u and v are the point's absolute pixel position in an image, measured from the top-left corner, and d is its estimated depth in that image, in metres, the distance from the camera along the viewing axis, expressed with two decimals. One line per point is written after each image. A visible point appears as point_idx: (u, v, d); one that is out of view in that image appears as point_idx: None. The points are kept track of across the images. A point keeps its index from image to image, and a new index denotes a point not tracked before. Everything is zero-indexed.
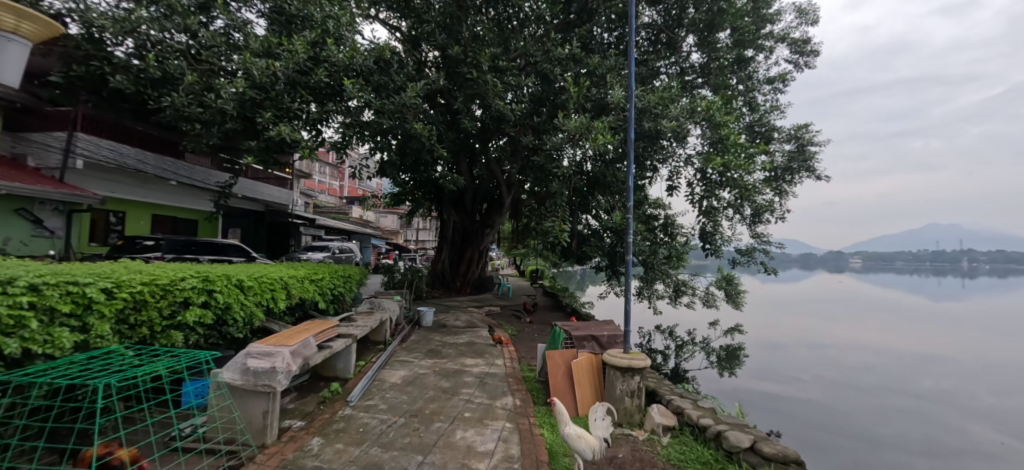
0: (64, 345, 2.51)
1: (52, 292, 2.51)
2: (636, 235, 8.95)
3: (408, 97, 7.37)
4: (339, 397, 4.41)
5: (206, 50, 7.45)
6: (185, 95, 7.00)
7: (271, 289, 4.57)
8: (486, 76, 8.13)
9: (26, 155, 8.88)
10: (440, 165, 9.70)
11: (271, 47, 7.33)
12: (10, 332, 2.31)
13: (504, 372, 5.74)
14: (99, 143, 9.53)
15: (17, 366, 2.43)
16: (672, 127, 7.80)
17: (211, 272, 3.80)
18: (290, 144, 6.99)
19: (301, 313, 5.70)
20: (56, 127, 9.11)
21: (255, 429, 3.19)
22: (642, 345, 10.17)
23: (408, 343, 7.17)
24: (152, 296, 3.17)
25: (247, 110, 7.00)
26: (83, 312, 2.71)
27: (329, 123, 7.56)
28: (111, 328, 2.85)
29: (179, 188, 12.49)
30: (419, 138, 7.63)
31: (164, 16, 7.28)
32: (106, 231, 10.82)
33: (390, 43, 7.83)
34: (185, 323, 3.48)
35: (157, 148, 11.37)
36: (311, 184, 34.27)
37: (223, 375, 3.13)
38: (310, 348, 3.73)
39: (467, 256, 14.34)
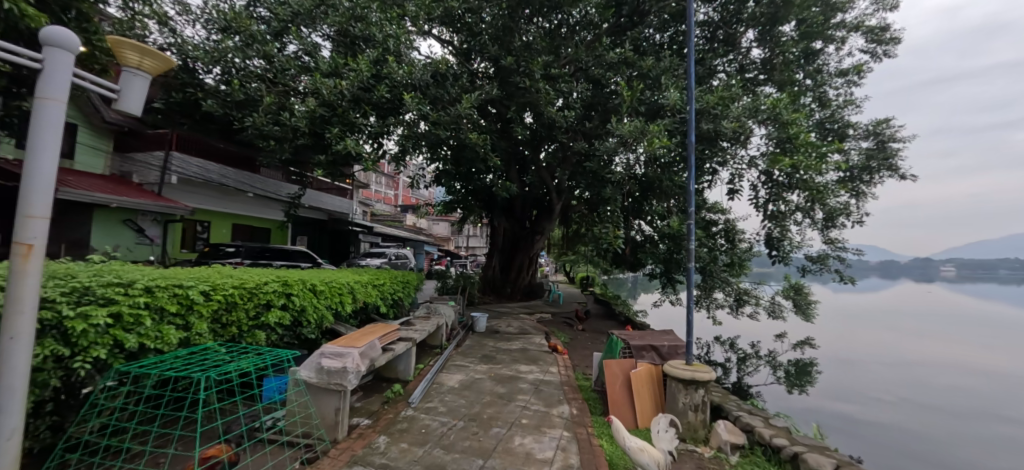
0: (170, 341, 2.83)
1: (162, 293, 2.85)
2: (695, 241, 8.60)
3: (462, 109, 7.61)
4: (402, 398, 4.60)
5: (281, 73, 8.16)
6: (263, 114, 7.68)
7: (340, 293, 4.85)
8: (539, 84, 8.23)
9: (132, 173, 10.19)
10: (492, 173, 9.90)
11: (337, 67, 7.85)
12: (130, 329, 2.65)
13: (560, 379, 5.71)
14: (190, 161, 10.72)
15: (134, 359, 2.76)
16: (733, 128, 7.43)
17: (288, 277, 4.12)
18: (354, 157, 7.45)
19: (365, 316, 6.00)
20: (154, 147, 10.36)
21: (328, 425, 3.39)
22: (701, 357, 9.72)
23: (463, 348, 7.33)
24: (241, 298, 3.50)
25: (317, 126, 7.54)
26: (186, 312, 3.03)
27: (389, 136, 7.95)
28: (207, 326, 3.17)
29: (256, 199, 13.69)
30: (473, 147, 7.83)
31: (246, 45, 8.08)
32: (196, 238, 11.99)
33: (445, 57, 8.11)
34: (267, 323, 3.79)
35: (236, 163, 12.54)
36: (369, 194, 36.10)
37: (300, 373, 3.36)
38: (376, 350, 3.92)
39: (517, 263, 14.45)
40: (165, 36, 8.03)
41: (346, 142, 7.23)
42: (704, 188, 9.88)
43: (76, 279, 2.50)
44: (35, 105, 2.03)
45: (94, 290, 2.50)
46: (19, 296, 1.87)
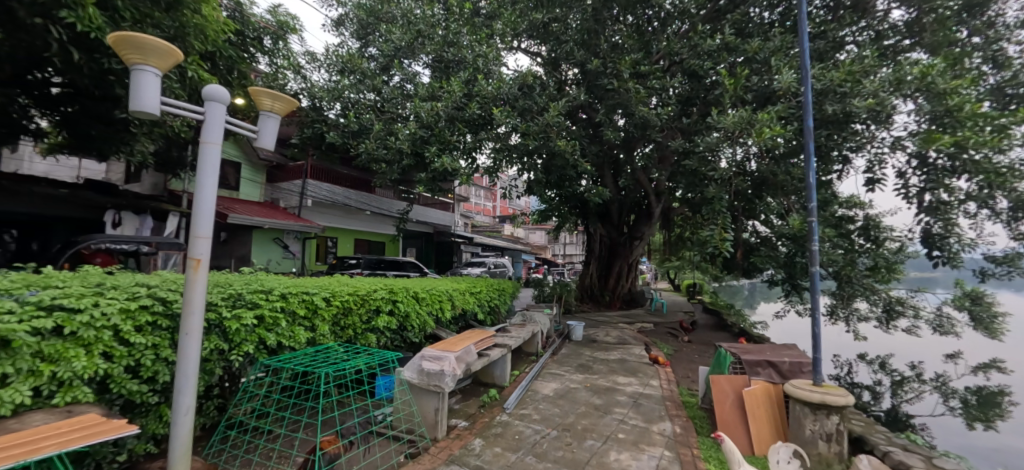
0: (300, 340, 3.29)
1: (294, 299, 3.32)
2: (824, 242, 7.50)
3: (551, 117, 7.67)
4: (498, 403, 4.74)
5: (388, 102, 9.09)
6: (374, 141, 8.61)
7: (440, 300, 5.18)
8: (630, 82, 7.96)
9: (278, 199, 12.26)
10: (585, 180, 9.77)
11: (434, 91, 8.49)
12: (271, 328, 3.14)
13: (661, 393, 5.38)
14: (321, 187, 12.64)
15: (274, 354, 3.24)
16: (867, 107, 6.35)
17: (395, 285, 4.52)
18: (452, 173, 7.96)
19: (464, 322, 6.31)
20: (293, 177, 12.40)
21: (429, 423, 3.62)
22: (840, 378, 8.37)
23: (559, 356, 7.30)
24: (356, 304, 3.93)
25: (418, 146, 8.21)
26: (312, 315, 3.50)
27: (482, 150, 8.32)
28: (329, 328, 3.61)
29: (372, 216, 15.29)
30: (564, 155, 7.82)
31: (360, 82, 9.17)
32: (327, 252, 13.67)
33: (532, 69, 8.28)
34: (378, 326, 4.19)
35: (355, 186, 14.39)
36: (468, 207, 38.11)
37: (405, 373, 3.65)
38: (472, 355, 4.09)
39: (616, 270, 14.07)
40: (298, 82, 9.48)
41: (443, 159, 7.75)
42: (832, 180, 8.61)
43: (232, 286, 3.04)
44: (200, 148, 2.53)
45: (244, 296, 3.02)
46: (190, 299, 2.32)
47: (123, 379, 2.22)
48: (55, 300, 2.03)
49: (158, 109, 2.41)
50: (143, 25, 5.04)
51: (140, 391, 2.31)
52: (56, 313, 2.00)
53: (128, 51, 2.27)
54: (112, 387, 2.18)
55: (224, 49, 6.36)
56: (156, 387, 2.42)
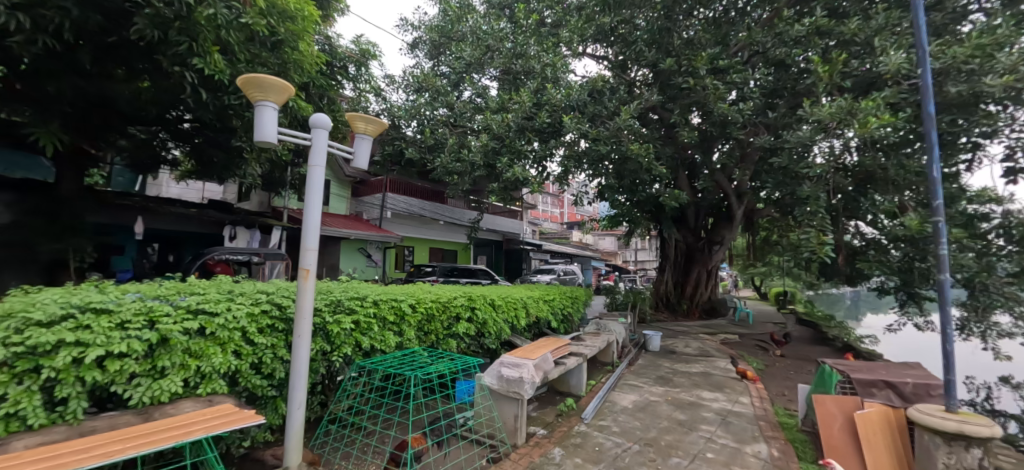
0: (389, 344, 3.52)
1: (384, 305, 3.57)
2: (949, 244, 6.47)
3: (622, 121, 7.50)
4: (575, 412, 4.69)
5: (460, 117, 9.47)
6: (448, 154, 9.01)
7: (515, 308, 5.25)
8: (708, 79, 7.53)
9: (362, 212, 13.31)
10: (659, 183, 9.40)
11: (504, 102, 8.70)
12: (365, 333, 3.40)
13: (753, 412, 4.96)
14: (399, 199, 13.53)
15: (368, 356, 3.50)
16: (1004, 85, 5.43)
17: (473, 293, 4.68)
18: (522, 182, 8.08)
19: (538, 330, 6.33)
20: (375, 191, 13.44)
21: (509, 429, 3.68)
22: (977, 405, 7.13)
23: (636, 367, 7.04)
24: (438, 311, 4.12)
25: (490, 157, 8.44)
26: (400, 321, 3.73)
27: (552, 158, 8.35)
28: (415, 333, 3.82)
29: (446, 226, 15.99)
30: (637, 158, 7.58)
31: (434, 99, 9.67)
32: (405, 261, 14.51)
33: (602, 73, 8.16)
34: (458, 333, 4.35)
35: (429, 197, 15.19)
36: (536, 214, 38.32)
37: (485, 379, 3.75)
38: (549, 363, 4.09)
39: (693, 278, 13.29)
40: (380, 103, 10.23)
41: (515, 169, 7.90)
42: (958, 172, 7.44)
43: (333, 293, 3.34)
44: (308, 170, 2.84)
45: (343, 302, 3.30)
46: (301, 305, 2.58)
47: (249, 374, 2.54)
48: (199, 304, 2.37)
49: (275, 138, 2.75)
50: (253, 64, 5.76)
51: (262, 385, 2.62)
52: (200, 316, 2.34)
53: (252, 90, 2.62)
54: (241, 381, 2.50)
55: (317, 79, 7.07)
56: (274, 382, 2.72)
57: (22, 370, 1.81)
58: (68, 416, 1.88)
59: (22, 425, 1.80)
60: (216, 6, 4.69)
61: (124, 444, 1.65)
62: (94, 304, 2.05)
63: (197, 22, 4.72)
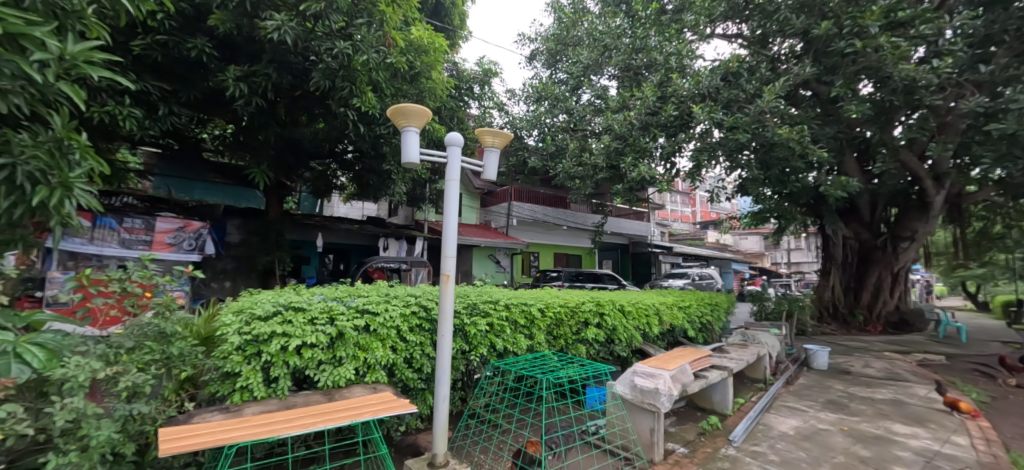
0: (521, 346, 3.67)
1: (515, 309, 3.73)
2: None
3: (766, 103, 6.60)
4: (721, 432, 4.25)
5: (580, 120, 9.47)
6: (571, 159, 9.08)
7: (647, 315, 5.00)
8: (882, 37, 6.17)
9: (490, 221, 14.17)
10: (816, 171, 8.06)
11: (625, 100, 8.41)
12: (498, 334, 3.60)
13: (973, 457, 3.86)
14: (524, 207, 14.07)
15: (502, 357, 3.69)
16: None
17: (601, 298, 4.60)
18: (649, 181, 7.70)
19: (673, 339, 5.92)
20: (501, 200, 14.27)
21: (645, 443, 3.50)
22: None
23: (797, 387, 6.08)
24: (567, 316, 4.15)
25: (613, 159, 8.20)
26: (530, 325, 3.85)
27: (682, 153, 7.73)
28: (544, 337, 3.91)
29: (569, 231, 16.09)
30: (786, 144, 6.62)
31: (554, 106, 9.86)
32: (530, 266, 15.00)
33: (737, 53, 7.34)
34: (587, 338, 4.32)
35: (552, 203, 15.51)
36: (664, 214, 36.19)
37: (617, 388, 3.64)
38: (688, 376, 3.77)
39: (871, 282, 11.05)
40: (503, 117, 10.78)
41: (640, 168, 7.55)
42: None
43: (470, 296, 3.62)
44: (445, 185, 3.11)
45: (479, 305, 3.55)
46: (443, 308, 2.83)
47: (402, 367, 2.89)
48: (365, 305, 2.78)
49: (418, 158, 3.07)
50: (397, 97, 6.62)
51: (413, 378, 2.95)
52: (365, 315, 2.74)
53: (398, 118, 2.99)
54: (396, 373, 2.87)
55: (448, 102, 7.80)
56: (422, 376, 3.05)
57: (249, 353, 2.36)
58: (278, 391, 2.38)
59: (250, 395, 2.34)
60: (368, 52, 5.54)
61: (314, 419, 2.01)
62: (293, 303, 2.55)
63: (355, 68, 5.63)
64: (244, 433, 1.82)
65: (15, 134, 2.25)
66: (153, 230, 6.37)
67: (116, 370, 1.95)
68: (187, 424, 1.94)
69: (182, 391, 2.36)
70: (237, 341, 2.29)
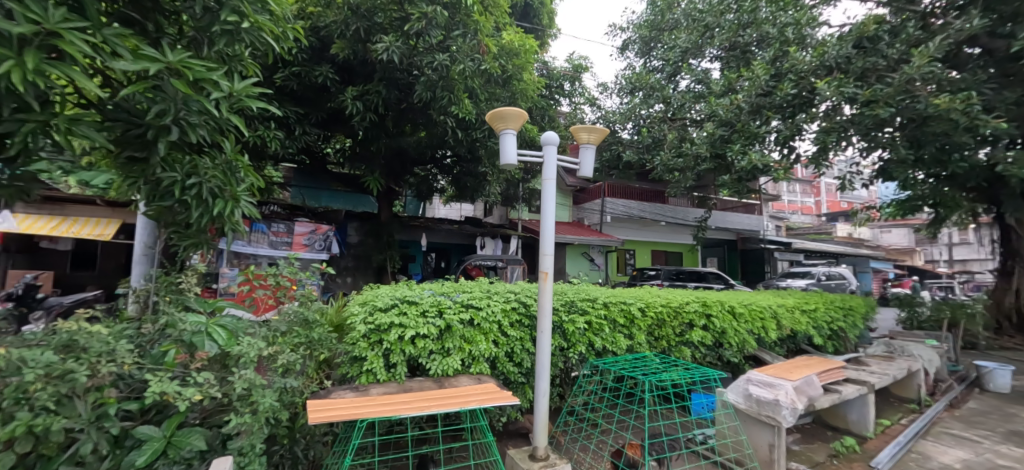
0: (621, 346, 3.59)
1: (614, 308, 3.67)
2: None
3: (915, 68, 5.55)
4: (860, 457, 3.70)
5: (679, 109, 8.92)
6: (670, 150, 8.64)
7: (762, 318, 4.54)
8: None
9: (583, 218, 14.03)
10: (988, 146, 6.61)
11: (731, 83, 7.71)
12: (597, 333, 3.57)
13: None
14: (618, 203, 13.69)
15: (601, 356, 3.66)
16: None
17: (707, 298, 4.29)
18: (761, 170, 6.98)
19: (795, 347, 5.30)
20: (594, 197, 14.04)
21: (763, 459, 3.17)
22: None
23: (965, 412, 5.04)
24: (669, 316, 3.96)
25: (718, 147, 7.57)
26: (630, 324, 3.75)
27: (802, 136, 6.83)
28: (645, 338, 3.79)
29: (668, 227, 15.25)
30: (946, 116, 5.50)
31: (650, 96, 9.43)
32: (626, 264, 14.55)
33: (874, 14, 6.27)
34: (692, 341, 4.08)
35: (649, 198, 14.84)
36: (780, 206, 32.44)
37: (729, 396, 3.37)
38: (816, 388, 3.35)
39: None
40: (596, 112, 10.58)
41: (749, 156, 6.87)
42: None
43: (567, 294, 3.66)
44: (542, 185, 3.15)
45: (577, 303, 3.57)
46: (542, 305, 2.90)
47: (504, 361, 3.03)
48: (468, 300, 2.97)
49: (516, 159, 3.16)
50: (492, 101, 6.88)
51: (513, 371, 3.07)
52: (469, 309, 2.92)
53: (496, 122, 3.12)
54: (498, 365, 3.01)
55: (539, 102, 7.90)
56: (522, 370, 3.15)
57: (373, 341, 2.66)
58: (396, 376, 2.65)
59: (374, 377, 2.64)
60: (465, 61, 5.86)
61: (428, 402, 2.19)
62: (407, 297, 2.82)
63: (453, 77, 5.98)
64: (371, 411, 2.06)
65: (200, 159, 2.82)
66: (293, 233, 7.46)
67: (275, 349, 2.33)
68: (326, 399, 2.26)
69: (320, 371, 2.75)
70: (363, 330, 2.60)
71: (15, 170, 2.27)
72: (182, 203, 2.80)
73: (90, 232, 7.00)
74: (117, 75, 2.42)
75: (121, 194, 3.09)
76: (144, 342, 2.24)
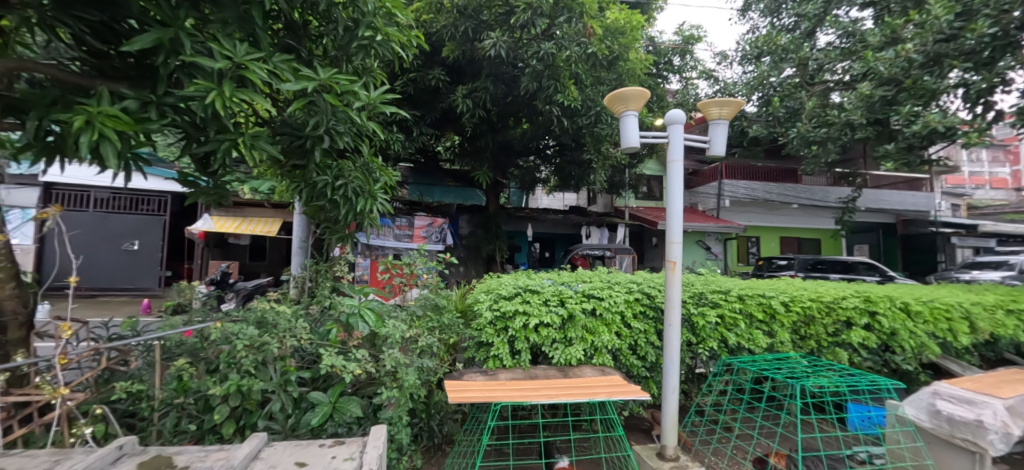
0: (760, 344, 3.24)
1: (750, 302, 3.31)
2: None
3: None
4: None
5: (818, 72, 7.69)
6: (810, 119, 7.62)
7: (949, 319, 3.71)
8: None
9: (698, 203, 12.99)
10: None
11: (894, 31, 6.36)
12: (730, 328, 3.27)
13: None
14: (738, 185, 12.39)
15: (734, 354, 3.35)
16: None
17: (871, 292, 3.63)
18: (942, 135, 5.67)
19: (995, 355, 4.25)
20: (709, 179, 12.86)
21: None
22: None
23: None
24: (820, 312, 3.45)
25: (877, 111, 6.35)
26: (771, 320, 3.36)
27: (1005, 87, 5.44)
28: (789, 336, 3.36)
29: (802, 209, 13.38)
30: None
31: (781, 60, 8.28)
32: (748, 253, 13.24)
33: None
34: (849, 342, 3.52)
35: (778, 178, 13.13)
36: (958, 179, 26.33)
37: (907, 410, 2.82)
38: None
39: None
40: (713, 85, 9.64)
41: (925, 119, 5.63)
42: None
43: (695, 285, 3.42)
44: (667, 167, 2.95)
45: (706, 295, 3.32)
46: (671, 296, 2.73)
47: (626, 353, 2.94)
48: (590, 290, 2.92)
49: (637, 142, 3.02)
50: (598, 85, 6.67)
51: (637, 365, 2.97)
52: (591, 300, 2.88)
53: (616, 104, 3.00)
54: (621, 358, 2.93)
55: (648, 81, 7.46)
56: (646, 364, 3.03)
57: (498, 327, 2.78)
58: (521, 362, 2.73)
59: (500, 363, 2.76)
60: (570, 47, 5.76)
61: (559, 391, 2.23)
62: (529, 285, 2.88)
63: (558, 65, 5.93)
64: (507, 394, 2.16)
65: (346, 163, 3.20)
66: (413, 226, 8.17)
67: (415, 332, 2.57)
68: (462, 380, 2.43)
69: (450, 354, 2.95)
70: (489, 316, 2.73)
71: (218, 180, 2.81)
72: (332, 202, 3.18)
73: (261, 229, 8.48)
74: (284, 97, 2.86)
75: (287, 196, 3.64)
76: (312, 321, 2.63)
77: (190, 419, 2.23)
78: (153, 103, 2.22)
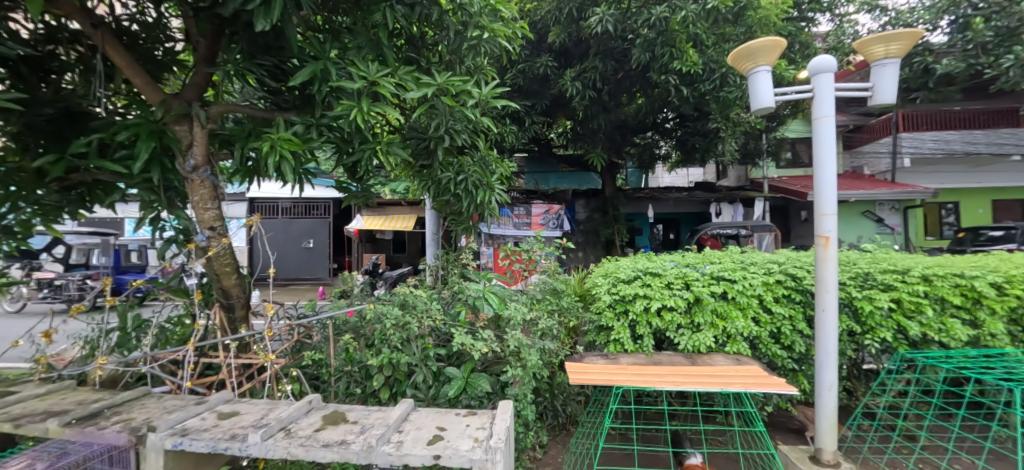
0: (958, 336, 2.61)
1: (942, 283, 2.68)
2: None
3: None
4: None
5: None
6: None
7: None
8: None
9: (863, 166, 10.89)
10: None
11: None
12: (911, 316, 2.70)
13: None
14: (923, 137, 9.94)
15: (917, 347, 2.77)
16: None
17: None
18: None
19: None
20: (881, 134, 10.45)
21: None
22: None
23: None
24: None
25: None
26: (973, 306, 2.68)
27: None
28: (1004, 327, 2.65)
29: None
30: None
31: None
32: (940, 223, 10.90)
33: None
34: None
35: (992, 121, 9.92)
36: None
37: None
38: None
39: None
40: (876, 18, 7.90)
41: None
42: None
43: (858, 266, 2.90)
44: (813, 125, 2.53)
45: (874, 276, 2.79)
46: (822, 277, 2.37)
47: (768, 342, 2.65)
48: (719, 272, 2.70)
49: (772, 101, 2.65)
50: (722, 43, 5.99)
51: (781, 355, 2.65)
52: (722, 282, 2.66)
53: (742, 61, 2.67)
54: (762, 347, 2.65)
55: (786, 27, 6.43)
56: (793, 355, 2.69)
57: (618, 311, 2.73)
58: (644, 347, 2.66)
59: (622, 347, 2.72)
60: (686, 7, 5.25)
61: (685, 378, 2.10)
62: (650, 268, 2.78)
63: (673, 29, 5.49)
64: (628, 379, 2.11)
65: (466, 159, 3.44)
66: (530, 214, 8.39)
67: (536, 315, 2.68)
68: (582, 363, 2.45)
69: (571, 337, 3.00)
70: (609, 300, 2.70)
71: (364, 185, 3.27)
72: (455, 196, 3.44)
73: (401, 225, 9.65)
74: (410, 105, 3.20)
75: (418, 194, 4.06)
76: (444, 303, 2.92)
77: (355, 384, 2.69)
78: (314, 125, 2.66)
